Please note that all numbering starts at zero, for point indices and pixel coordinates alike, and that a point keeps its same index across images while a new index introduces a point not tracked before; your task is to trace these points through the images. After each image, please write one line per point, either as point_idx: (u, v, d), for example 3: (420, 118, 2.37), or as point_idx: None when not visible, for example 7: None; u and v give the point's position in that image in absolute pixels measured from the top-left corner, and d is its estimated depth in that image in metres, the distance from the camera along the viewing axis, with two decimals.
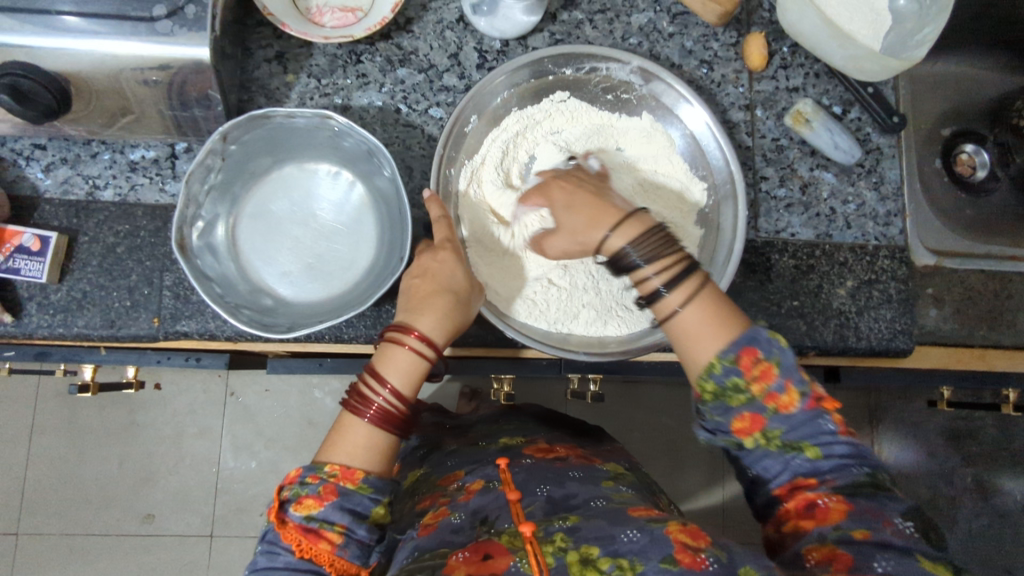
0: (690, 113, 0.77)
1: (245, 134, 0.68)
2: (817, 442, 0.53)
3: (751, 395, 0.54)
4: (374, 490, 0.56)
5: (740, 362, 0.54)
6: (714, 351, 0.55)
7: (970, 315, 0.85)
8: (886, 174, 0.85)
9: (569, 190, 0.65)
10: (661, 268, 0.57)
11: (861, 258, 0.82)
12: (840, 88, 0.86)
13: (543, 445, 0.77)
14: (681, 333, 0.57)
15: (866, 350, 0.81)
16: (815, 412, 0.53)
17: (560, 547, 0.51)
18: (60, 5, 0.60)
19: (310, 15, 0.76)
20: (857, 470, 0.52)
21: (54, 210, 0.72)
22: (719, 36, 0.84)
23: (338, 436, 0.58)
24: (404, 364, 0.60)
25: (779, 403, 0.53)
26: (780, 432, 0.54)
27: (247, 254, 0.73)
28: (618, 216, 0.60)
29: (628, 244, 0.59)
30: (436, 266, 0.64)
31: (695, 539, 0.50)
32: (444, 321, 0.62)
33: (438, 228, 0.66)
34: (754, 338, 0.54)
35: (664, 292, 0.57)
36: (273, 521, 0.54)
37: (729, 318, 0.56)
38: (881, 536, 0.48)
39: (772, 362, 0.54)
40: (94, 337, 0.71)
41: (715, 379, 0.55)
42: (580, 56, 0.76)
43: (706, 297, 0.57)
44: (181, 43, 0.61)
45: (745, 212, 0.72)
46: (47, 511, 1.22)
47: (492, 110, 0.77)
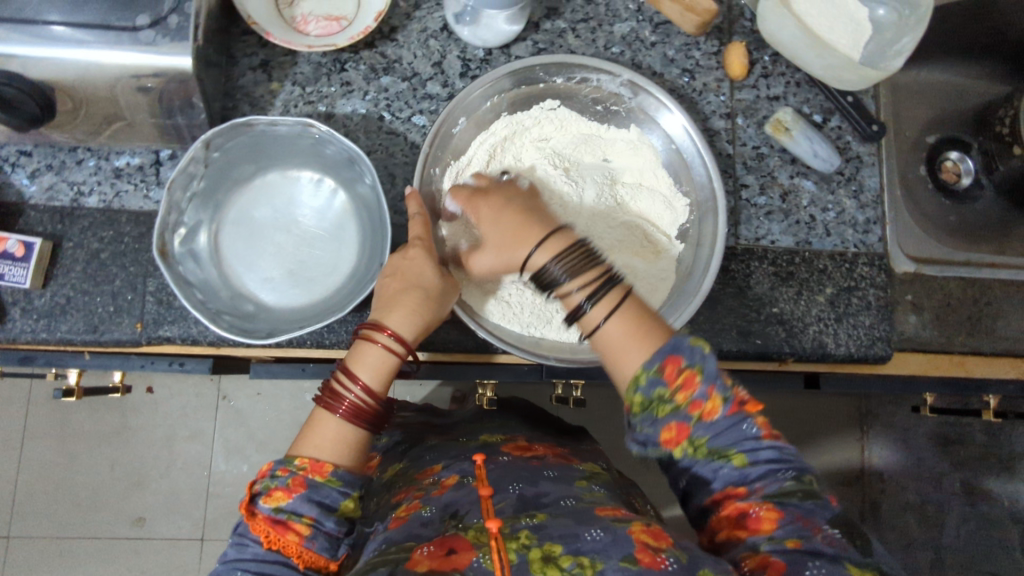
0: (672, 121, 0.78)
1: (228, 141, 0.69)
2: (743, 449, 0.54)
3: (677, 404, 0.54)
4: (343, 483, 0.57)
5: (664, 372, 0.54)
6: (640, 362, 0.55)
7: (949, 322, 0.85)
8: (866, 182, 0.86)
9: (499, 204, 0.65)
10: (583, 282, 0.58)
11: (840, 265, 0.83)
12: (821, 97, 0.86)
13: (521, 442, 0.78)
14: (605, 345, 0.57)
15: (845, 356, 0.81)
16: (738, 418, 0.54)
17: (524, 544, 0.52)
18: (47, 15, 0.61)
19: (294, 24, 0.77)
20: (783, 475, 0.54)
21: (40, 216, 0.72)
22: (701, 45, 0.85)
23: (311, 430, 0.60)
24: (374, 361, 0.62)
25: (703, 411, 0.54)
26: (706, 439, 0.54)
27: (229, 260, 0.74)
28: (540, 233, 0.61)
29: (550, 259, 0.59)
30: (407, 265, 0.65)
31: (657, 540, 0.52)
32: (414, 319, 0.63)
33: (414, 227, 0.67)
34: (676, 346, 0.54)
35: (586, 305, 0.57)
36: (242, 513, 0.55)
37: (653, 328, 0.56)
38: (812, 545, 0.50)
39: (696, 370, 0.53)
40: (77, 342, 0.72)
41: (641, 393, 0.54)
42: (571, 66, 0.77)
43: (628, 307, 0.57)
44: (163, 52, 0.62)
45: (724, 223, 0.74)
46: (37, 515, 1.23)
47: (481, 114, 0.78)
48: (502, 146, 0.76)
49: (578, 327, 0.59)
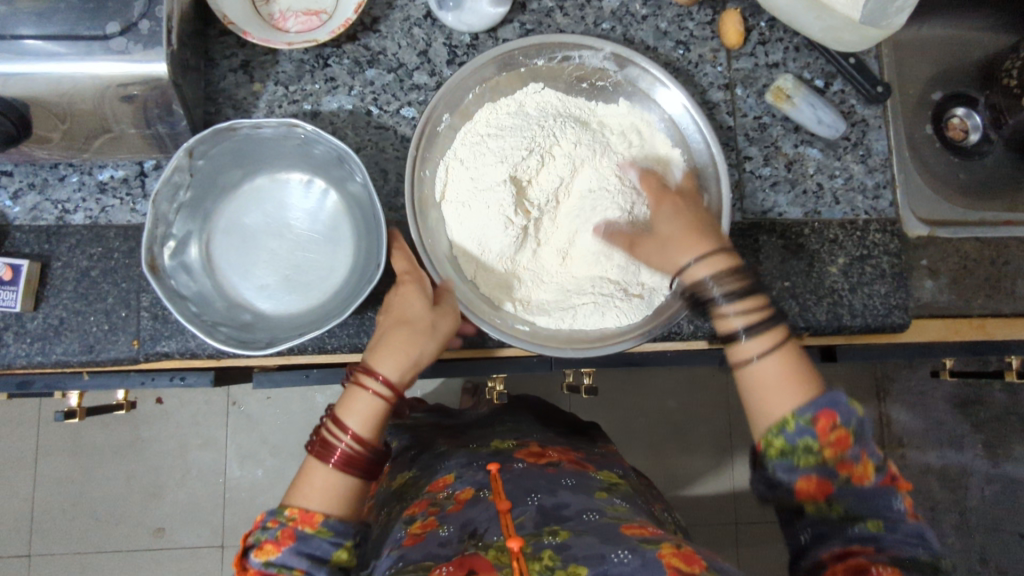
0: (668, 96, 0.75)
1: (212, 149, 0.67)
2: (882, 517, 0.55)
3: (823, 458, 0.55)
4: (334, 533, 0.57)
5: (818, 424, 0.55)
6: (792, 407, 0.56)
7: (967, 285, 0.83)
8: (873, 146, 0.83)
9: (678, 205, 0.67)
10: (745, 308, 0.60)
11: (852, 234, 0.81)
12: (821, 61, 0.83)
13: (535, 447, 0.77)
14: (755, 378, 0.59)
15: (862, 327, 0.79)
16: (886, 489, 0.55)
17: (547, 566, 0.51)
18: (17, 29, 0.58)
19: (272, 21, 0.75)
20: (919, 551, 0.53)
21: (26, 237, 0.70)
22: (694, 15, 0.82)
23: (301, 480, 0.59)
24: (362, 407, 0.61)
25: (853, 473, 0.55)
26: (846, 504, 0.55)
27: (222, 270, 0.72)
28: (712, 248, 0.63)
29: (708, 276, 0.62)
30: (397, 302, 0.65)
31: (688, 565, 0.50)
32: (399, 359, 0.62)
33: (399, 261, 0.67)
34: (834, 402, 0.55)
35: (744, 334, 0.59)
36: (234, 568, 0.55)
37: (812, 382, 0.58)
38: None
39: (850, 431, 0.55)
40: (74, 364, 0.70)
41: (785, 437, 0.56)
42: (551, 45, 0.74)
43: (790, 353, 0.59)
44: (138, 60, 0.60)
45: (729, 194, 0.71)
46: (55, 531, 1.22)
47: (464, 106, 0.75)
48: (481, 137, 0.73)
49: (727, 352, 0.61)
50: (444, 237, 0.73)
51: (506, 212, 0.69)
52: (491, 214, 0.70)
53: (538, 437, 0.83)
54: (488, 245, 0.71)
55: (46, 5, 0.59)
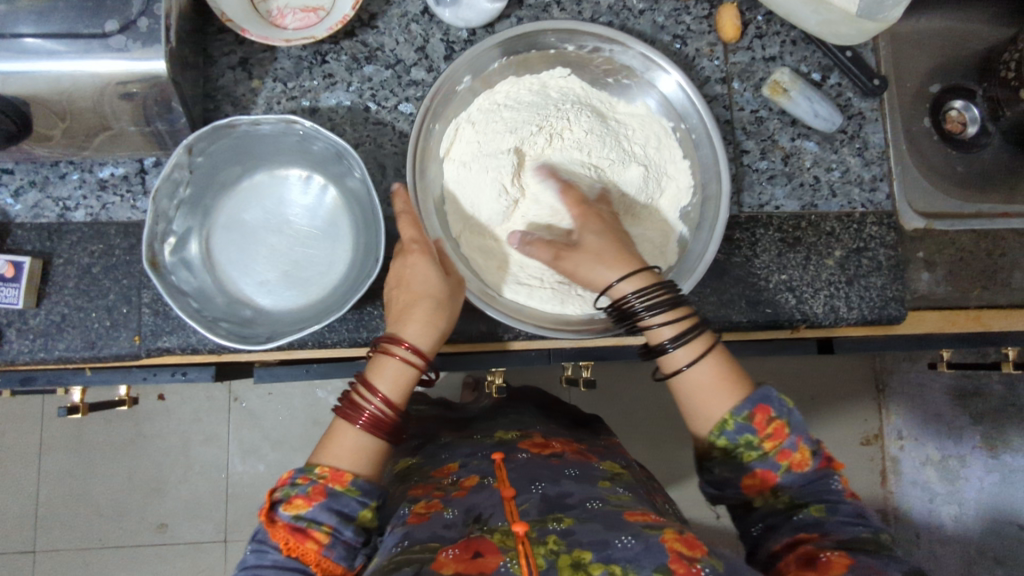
0: (669, 83, 0.76)
1: (211, 145, 0.67)
2: (824, 501, 0.59)
3: (763, 451, 0.59)
4: (362, 493, 0.58)
5: (754, 419, 0.58)
6: (727, 407, 0.60)
7: (963, 276, 0.83)
8: (870, 139, 0.83)
9: (600, 224, 0.66)
10: (669, 320, 0.62)
11: (848, 227, 0.81)
12: (818, 54, 0.84)
13: (538, 438, 0.78)
14: (688, 386, 0.62)
15: (858, 319, 0.79)
16: (824, 473, 0.59)
17: (552, 549, 0.52)
18: (17, 28, 0.59)
19: (271, 18, 0.75)
20: (859, 528, 0.57)
21: (27, 235, 0.71)
22: (691, 9, 0.82)
23: (330, 440, 0.60)
24: (390, 372, 0.62)
25: (792, 461, 0.59)
26: (788, 490, 0.60)
27: (224, 267, 0.73)
28: (634, 266, 0.63)
29: (631, 292, 0.62)
30: (409, 272, 0.64)
31: (691, 550, 0.51)
32: (427, 329, 0.63)
33: (404, 228, 0.65)
34: (766, 396, 0.59)
35: (671, 346, 0.62)
36: (263, 519, 0.55)
37: (738, 378, 0.61)
38: None
39: (784, 421, 0.59)
40: (76, 360, 0.71)
41: (727, 435, 0.59)
42: (584, 35, 0.75)
43: (715, 356, 0.62)
44: (137, 57, 0.60)
45: (729, 190, 0.72)
46: (59, 527, 1.23)
47: (486, 75, 0.76)
48: (497, 105, 0.73)
49: (658, 363, 0.64)
50: (439, 194, 0.74)
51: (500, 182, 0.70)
52: (487, 178, 0.70)
53: (540, 429, 0.83)
54: (481, 210, 0.72)
55: (46, 3, 0.59)
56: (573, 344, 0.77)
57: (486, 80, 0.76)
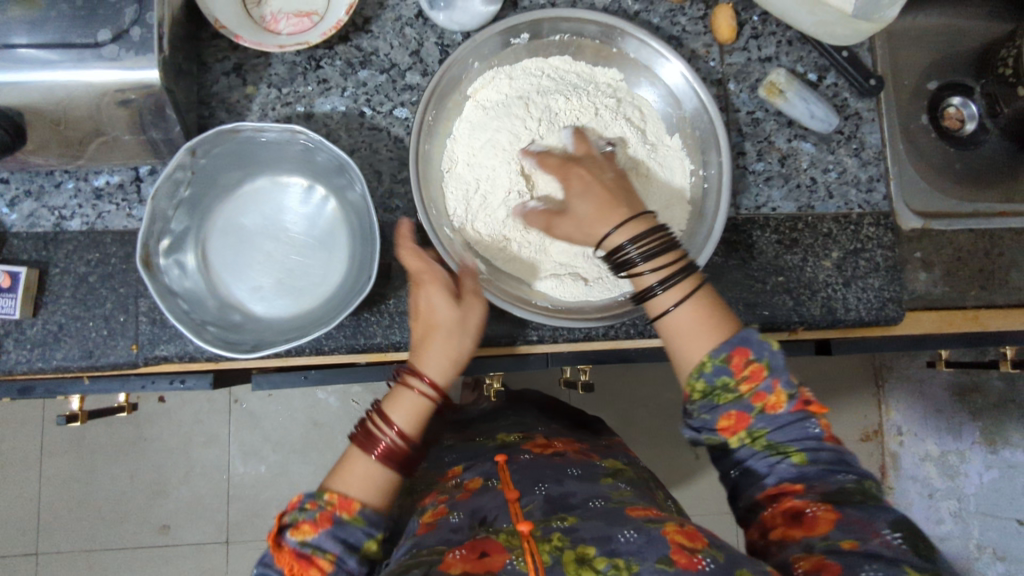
0: (671, 71, 0.76)
1: (215, 149, 0.68)
2: (805, 449, 0.55)
3: (739, 393, 0.55)
4: (367, 523, 0.58)
5: (731, 361, 0.55)
6: (706, 349, 0.57)
7: (961, 276, 0.83)
8: (867, 139, 0.83)
9: (585, 179, 0.63)
10: (659, 265, 0.59)
11: (845, 228, 0.81)
12: (814, 54, 0.83)
13: (540, 440, 0.78)
14: (672, 329, 0.59)
15: (856, 321, 0.79)
16: (801, 415, 0.55)
17: (556, 546, 0.52)
18: (11, 38, 0.59)
19: (264, 24, 0.75)
20: (843, 477, 0.53)
21: (23, 244, 0.71)
22: (686, 10, 0.82)
23: (344, 466, 0.61)
24: (407, 403, 0.63)
25: (765, 404, 0.55)
26: (765, 431, 0.55)
27: (218, 268, 0.73)
28: (624, 214, 0.60)
29: (627, 242, 0.59)
30: (424, 305, 0.65)
31: (692, 541, 0.52)
32: (441, 361, 0.63)
33: (410, 262, 0.66)
34: (746, 339, 0.56)
35: (658, 290, 0.59)
36: (270, 543, 0.56)
37: (722, 321, 0.58)
38: (870, 547, 0.47)
39: (764, 364, 0.55)
40: (74, 369, 0.71)
41: (705, 379, 0.56)
42: (648, 49, 0.76)
43: (701, 298, 0.59)
44: (130, 67, 0.60)
45: (728, 195, 0.71)
46: (61, 531, 1.23)
47: (545, 40, 0.77)
48: (540, 72, 0.75)
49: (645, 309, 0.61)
50: (448, 125, 0.75)
51: (503, 139, 0.71)
52: (497, 128, 0.71)
53: (542, 430, 0.84)
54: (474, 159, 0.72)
55: (38, 13, 0.59)
56: (572, 348, 0.78)
57: (534, 46, 0.77)
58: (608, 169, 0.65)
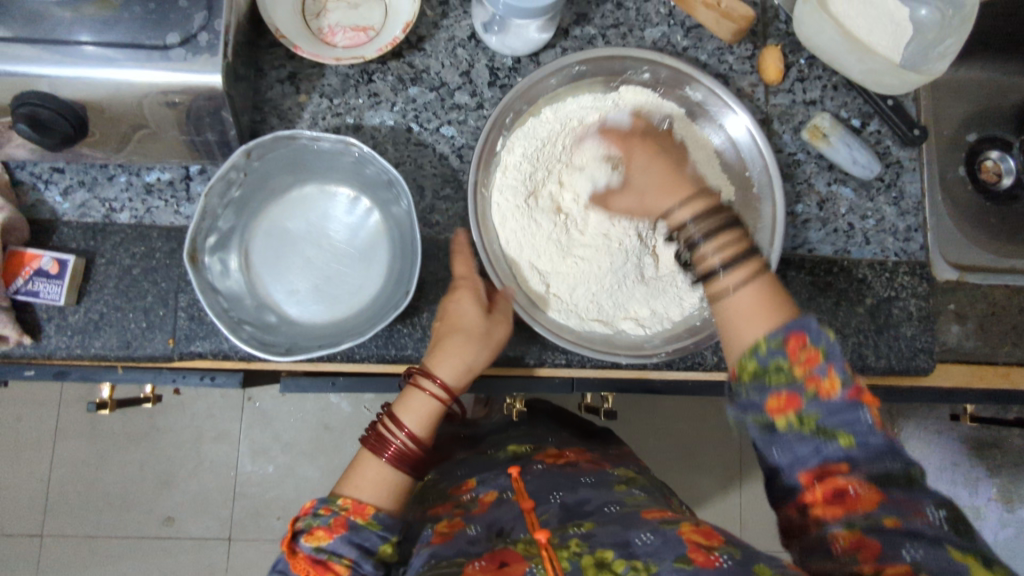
0: (737, 123, 0.77)
1: (269, 152, 0.69)
2: (857, 435, 0.50)
3: (792, 376, 0.51)
4: (382, 527, 0.60)
5: (788, 345, 0.52)
6: (763, 331, 0.54)
7: (994, 332, 0.83)
8: (906, 189, 0.83)
9: (650, 151, 0.68)
10: (722, 246, 0.58)
11: (881, 274, 0.81)
12: (858, 100, 0.84)
13: (552, 451, 0.79)
14: (730, 312, 0.57)
15: (885, 369, 0.79)
16: (858, 402, 0.50)
17: (574, 551, 0.53)
18: (78, 35, 0.60)
19: (321, 35, 0.77)
20: (892, 463, 0.49)
21: (72, 233, 0.73)
22: (734, 49, 0.83)
23: (353, 471, 0.63)
24: (421, 407, 0.65)
25: (820, 388, 0.51)
26: (817, 416, 0.51)
27: (258, 269, 0.74)
28: (688, 191, 0.62)
29: (690, 218, 0.61)
30: (451, 308, 0.69)
31: (708, 538, 0.52)
32: (455, 363, 0.66)
33: (459, 267, 0.71)
34: (804, 324, 0.52)
35: (721, 270, 0.58)
36: (284, 550, 0.57)
37: (782, 308, 0.55)
38: (911, 526, 0.47)
39: (820, 350, 0.51)
40: (110, 358, 0.72)
41: (757, 359, 0.53)
42: (721, 98, 0.77)
43: (764, 282, 0.57)
44: (194, 70, 0.61)
45: (779, 247, 0.73)
46: (70, 514, 1.24)
47: (678, 92, 0.79)
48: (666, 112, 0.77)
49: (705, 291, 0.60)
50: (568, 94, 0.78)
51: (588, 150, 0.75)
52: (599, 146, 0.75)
53: (554, 443, 0.84)
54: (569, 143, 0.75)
55: (111, 14, 0.61)
56: (598, 374, 0.78)
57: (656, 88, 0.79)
58: (666, 139, 0.70)
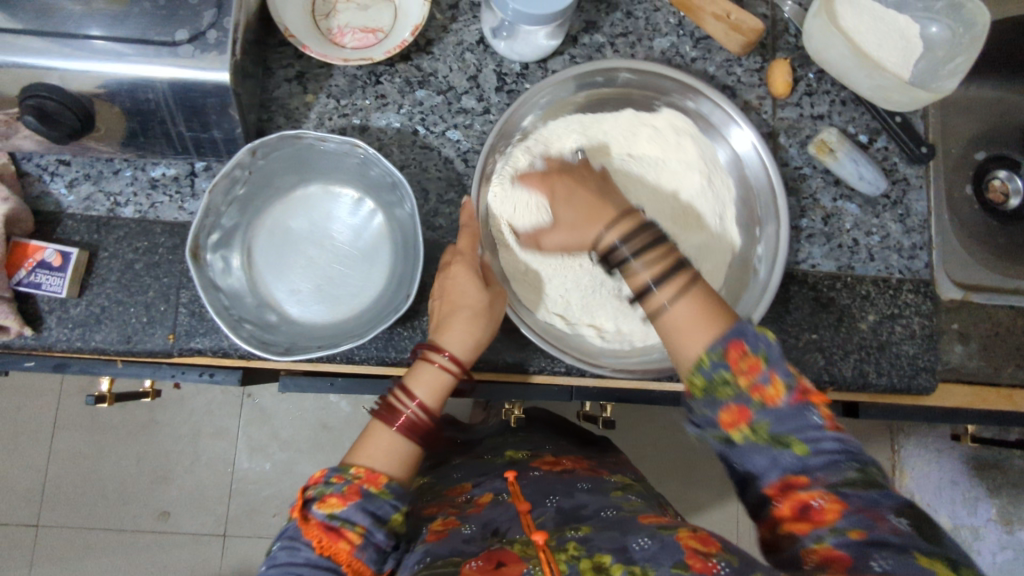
0: (742, 138, 0.77)
1: (275, 151, 0.69)
2: (808, 440, 0.51)
3: (737, 387, 0.52)
4: (394, 496, 0.58)
5: (728, 355, 0.52)
6: (705, 344, 0.53)
7: (997, 353, 0.82)
8: (913, 207, 0.83)
9: (570, 184, 0.66)
10: (651, 260, 0.57)
11: (884, 292, 0.80)
12: (867, 116, 0.84)
13: (548, 457, 0.78)
14: (670, 326, 0.55)
15: (887, 386, 0.78)
16: (803, 406, 0.51)
17: (573, 555, 0.53)
18: (88, 29, 0.60)
19: (331, 36, 0.77)
20: (847, 466, 0.50)
21: (77, 226, 0.73)
22: (743, 62, 0.83)
23: (364, 441, 0.61)
24: (430, 378, 0.64)
25: (764, 396, 0.51)
26: (766, 425, 0.51)
27: (260, 267, 0.74)
28: (613, 214, 0.60)
29: (620, 241, 0.58)
30: (451, 284, 0.67)
31: (706, 546, 0.51)
32: (464, 338, 0.65)
33: (461, 241, 0.69)
34: (742, 331, 0.52)
35: (653, 287, 0.56)
36: (296, 517, 0.56)
37: (723, 314, 0.54)
38: (877, 536, 0.46)
39: (760, 356, 0.52)
40: (110, 352, 0.72)
41: (703, 374, 0.53)
42: (730, 115, 0.76)
43: (699, 290, 0.56)
44: (203, 67, 0.62)
45: (781, 269, 0.73)
46: (66, 505, 1.24)
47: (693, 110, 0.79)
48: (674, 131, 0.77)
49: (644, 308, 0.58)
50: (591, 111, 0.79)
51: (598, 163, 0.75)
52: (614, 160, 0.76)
53: (550, 449, 0.83)
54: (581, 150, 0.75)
55: (122, 9, 0.61)
56: (597, 383, 0.78)
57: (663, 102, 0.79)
58: (585, 170, 0.68)
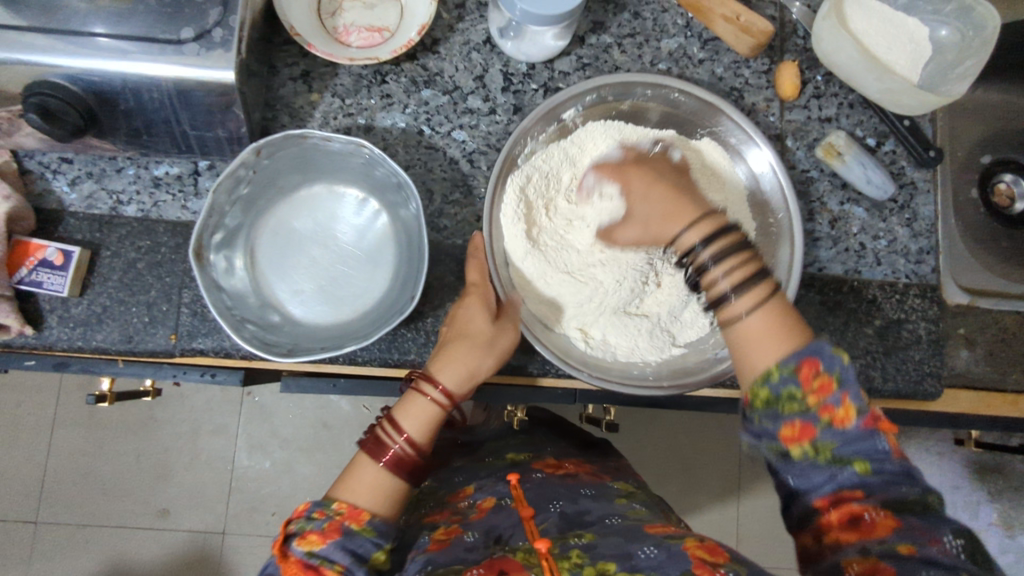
0: (760, 158, 0.76)
1: (280, 151, 0.69)
2: (872, 461, 0.50)
3: (806, 405, 0.51)
4: (376, 534, 0.59)
5: (800, 372, 0.52)
6: (776, 358, 0.53)
7: (1003, 359, 0.82)
8: (920, 211, 0.82)
9: (648, 179, 0.64)
10: (731, 269, 0.56)
11: (891, 296, 0.80)
12: (875, 119, 0.83)
13: (550, 460, 0.78)
14: (741, 337, 0.56)
15: (893, 392, 0.78)
16: (872, 432, 0.50)
17: (576, 563, 0.52)
18: (92, 26, 0.60)
19: (336, 34, 0.76)
20: (907, 489, 0.49)
21: (79, 224, 0.72)
22: (751, 63, 0.82)
23: (349, 475, 0.62)
24: (421, 412, 0.64)
25: (834, 417, 0.51)
26: (833, 445, 0.51)
27: (263, 267, 0.74)
28: (693, 215, 0.59)
29: (702, 245, 0.58)
30: (463, 314, 0.68)
31: (713, 555, 0.50)
32: (459, 370, 0.65)
33: (472, 273, 0.70)
34: (817, 350, 0.52)
35: (732, 295, 0.56)
36: (277, 553, 0.56)
37: (797, 330, 0.55)
38: (927, 553, 0.46)
39: (833, 377, 0.51)
40: (111, 352, 0.72)
41: (770, 387, 0.53)
42: (745, 132, 0.75)
43: (775, 303, 0.56)
44: (207, 66, 0.61)
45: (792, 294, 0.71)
46: (65, 503, 1.24)
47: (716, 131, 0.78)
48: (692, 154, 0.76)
49: (716, 316, 0.59)
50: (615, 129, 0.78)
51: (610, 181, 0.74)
52: None
53: (553, 452, 0.83)
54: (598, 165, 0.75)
55: (126, 6, 0.60)
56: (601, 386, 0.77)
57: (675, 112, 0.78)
58: (661, 163, 0.68)
